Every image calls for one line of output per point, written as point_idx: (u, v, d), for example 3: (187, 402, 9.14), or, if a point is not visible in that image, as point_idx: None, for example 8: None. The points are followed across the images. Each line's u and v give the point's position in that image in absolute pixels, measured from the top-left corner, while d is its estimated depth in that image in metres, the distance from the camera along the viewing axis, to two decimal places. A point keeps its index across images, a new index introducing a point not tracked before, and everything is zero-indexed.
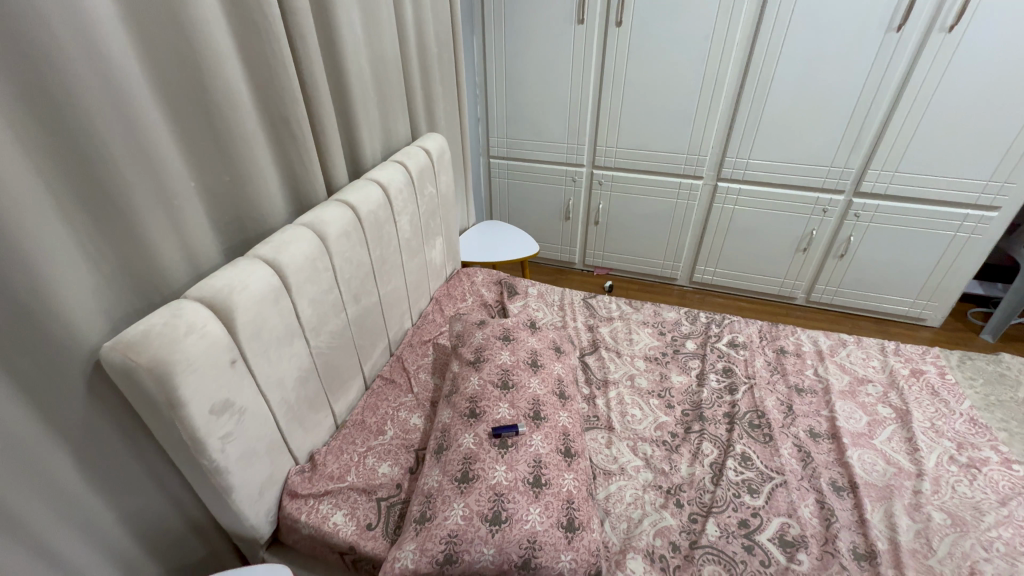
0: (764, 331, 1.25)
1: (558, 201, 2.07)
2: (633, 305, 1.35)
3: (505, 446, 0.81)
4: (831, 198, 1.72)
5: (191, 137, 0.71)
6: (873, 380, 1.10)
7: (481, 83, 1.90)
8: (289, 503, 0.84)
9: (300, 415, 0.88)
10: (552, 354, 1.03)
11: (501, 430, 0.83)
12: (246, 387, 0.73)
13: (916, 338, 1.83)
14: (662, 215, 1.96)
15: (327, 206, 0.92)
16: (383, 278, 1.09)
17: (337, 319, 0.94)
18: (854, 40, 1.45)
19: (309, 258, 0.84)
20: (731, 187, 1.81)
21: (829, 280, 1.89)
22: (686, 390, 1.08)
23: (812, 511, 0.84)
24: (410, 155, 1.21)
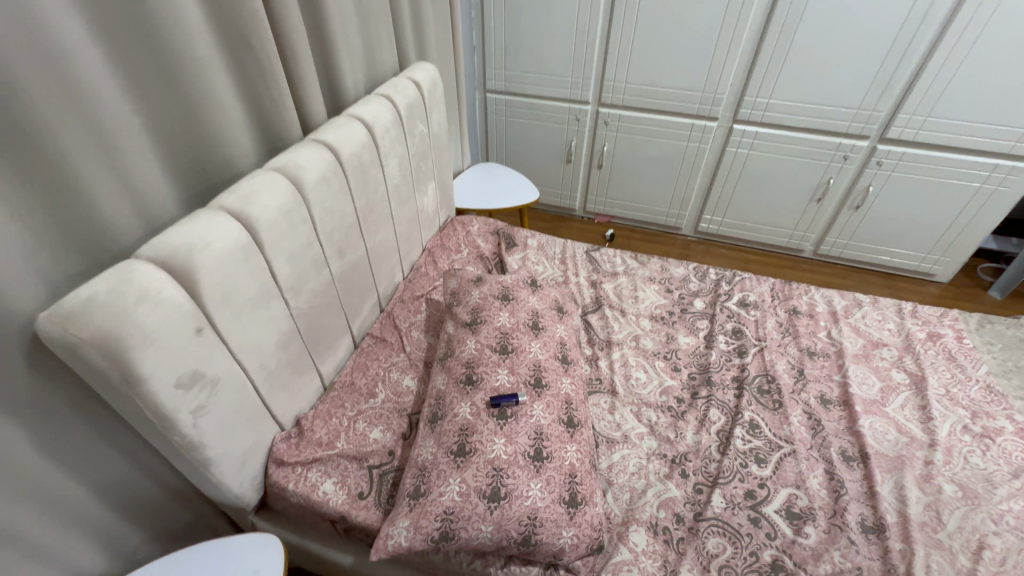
0: (777, 290, 1.18)
1: (559, 141, 1.92)
2: (639, 259, 1.26)
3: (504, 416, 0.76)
4: (854, 144, 1.59)
5: (129, 64, 0.58)
6: (888, 344, 1.05)
7: (477, 4, 1.69)
8: (275, 471, 0.80)
9: (283, 381, 0.81)
10: (554, 315, 0.95)
11: (500, 399, 0.77)
12: (217, 356, 0.66)
13: (922, 294, 1.79)
14: (671, 159, 1.83)
15: (302, 148, 0.80)
16: (370, 230, 0.99)
17: (319, 277, 0.85)
18: None
19: (283, 210, 0.73)
20: (747, 130, 1.67)
21: (840, 232, 1.81)
22: (694, 353, 1.03)
23: (821, 482, 0.81)
24: (397, 87, 1.06)
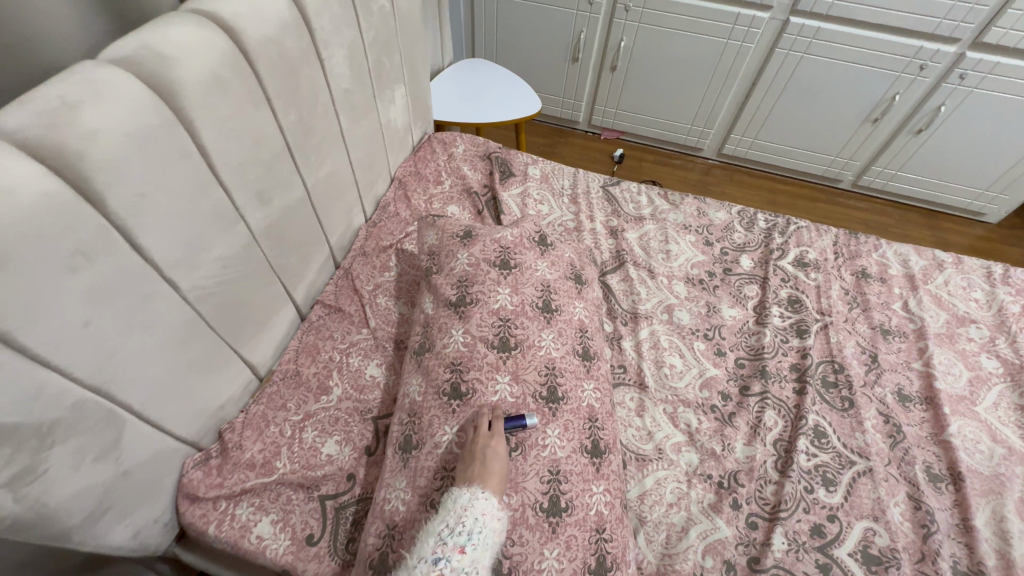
0: (841, 244, 0.94)
1: (565, 32, 1.52)
2: (670, 199, 0.99)
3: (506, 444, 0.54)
4: (937, 50, 1.27)
5: None
6: (977, 321, 0.84)
7: None
8: (188, 509, 0.58)
9: (186, 390, 0.56)
10: (570, 288, 0.70)
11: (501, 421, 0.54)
12: (37, 393, 0.40)
13: (966, 237, 1.58)
14: (703, 61, 1.47)
15: (173, 24, 0.47)
16: (309, 159, 0.68)
17: (227, 238, 0.56)
18: None
19: (135, 137, 0.43)
20: (806, 24, 1.32)
21: (890, 161, 1.54)
22: (741, 330, 0.81)
23: (903, 513, 0.64)
24: None
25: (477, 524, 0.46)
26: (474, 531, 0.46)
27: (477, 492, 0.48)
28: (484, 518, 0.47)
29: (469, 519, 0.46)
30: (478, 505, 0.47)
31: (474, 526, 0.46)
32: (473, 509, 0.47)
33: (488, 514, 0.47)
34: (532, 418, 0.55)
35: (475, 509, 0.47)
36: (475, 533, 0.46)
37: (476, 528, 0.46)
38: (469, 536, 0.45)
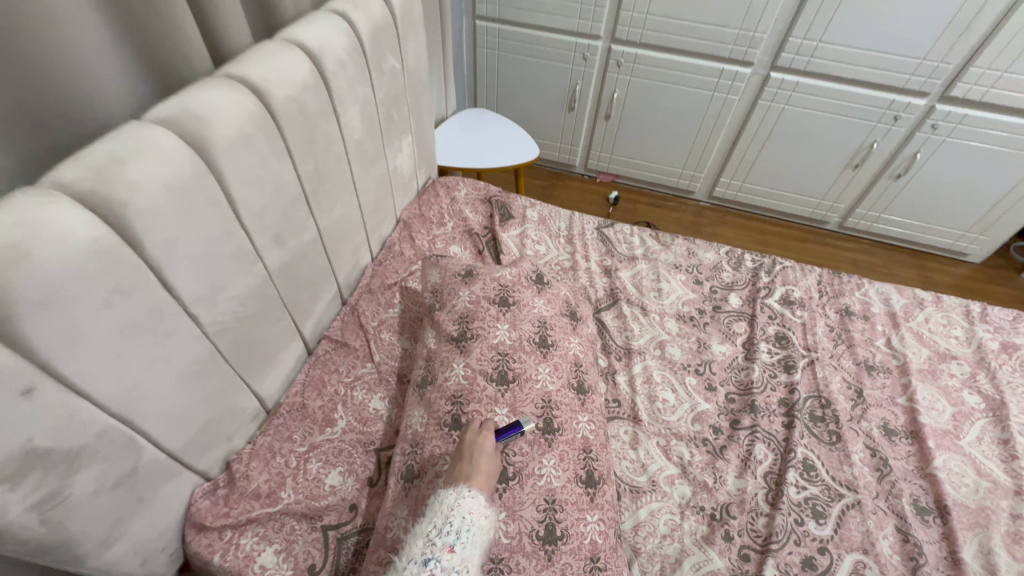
0: (825, 283, 0.98)
1: (561, 84, 1.63)
2: (661, 239, 1.04)
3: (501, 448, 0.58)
4: (909, 103, 1.36)
5: None
6: (958, 357, 0.88)
7: None
8: (195, 538, 0.60)
9: (199, 421, 0.59)
10: (565, 325, 0.74)
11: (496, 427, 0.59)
12: (69, 420, 0.43)
13: (952, 276, 1.63)
14: (692, 111, 1.56)
15: (208, 88, 0.53)
16: (321, 204, 0.74)
17: (245, 277, 0.61)
18: None
19: (171, 187, 0.48)
20: (785, 79, 1.41)
21: (873, 204, 1.61)
22: (731, 366, 0.84)
23: (892, 545, 0.65)
24: (358, 3, 0.77)
25: (468, 521, 0.48)
26: (464, 528, 0.48)
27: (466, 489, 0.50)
28: (473, 514, 0.49)
29: (457, 516, 0.49)
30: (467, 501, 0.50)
31: (463, 522, 0.48)
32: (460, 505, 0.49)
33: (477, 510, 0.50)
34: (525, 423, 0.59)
35: (462, 506, 0.49)
36: (465, 529, 0.48)
37: (465, 525, 0.48)
38: (459, 533, 0.47)
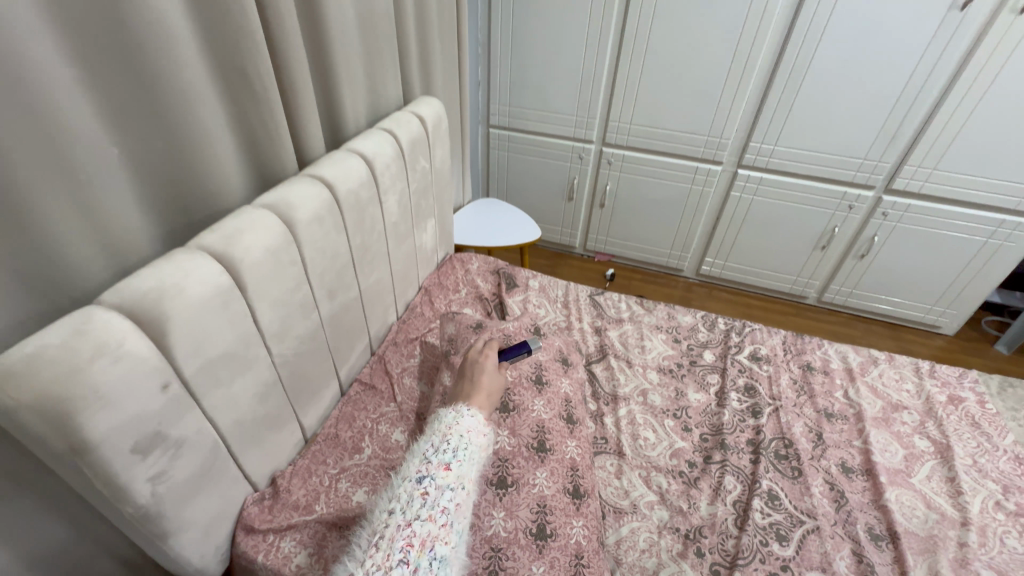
0: (789, 343, 1.13)
1: (562, 178, 1.90)
2: (645, 305, 1.21)
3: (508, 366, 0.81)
4: (859, 194, 1.59)
5: (109, 87, 0.52)
6: (909, 407, 1.00)
7: (484, 39, 1.70)
8: (244, 539, 0.71)
9: (260, 436, 0.73)
10: (558, 368, 0.89)
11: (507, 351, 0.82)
12: (184, 413, 0.58)
13: (930, 347, 1.75)
14: (676, 201, 1.81)
15: (298, 184, 0.75)
16: (364, 270, 0.93)
17: (306, 322, 0.78)
18: (917, 13, 1.27)
19: (270, 251, 0.67)
20: (751, 175, 1.66)
21: (845, 281, 1.78)
22: (705, 411, 0.96)
23: (848, 565, 0.74)
24: (400, 122, 1.03)
25: (462, 441, 0.62)
26: (458, 448, 0.61)
27: (464, 410, 0.66)
28: (467, 435, 0.63)
29: (453, 437, 0.62)
30: (462, 422, 0.64)
31: (458, 442, 0.62)
32: (456, 428, 0.64)
33: (469, 432, 0.64)
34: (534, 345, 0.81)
35: (457, 429, 0.64)
36: (459, 449, 0.61)
37: (460, 445, 0.62)
38: (454, 452, 0.61)
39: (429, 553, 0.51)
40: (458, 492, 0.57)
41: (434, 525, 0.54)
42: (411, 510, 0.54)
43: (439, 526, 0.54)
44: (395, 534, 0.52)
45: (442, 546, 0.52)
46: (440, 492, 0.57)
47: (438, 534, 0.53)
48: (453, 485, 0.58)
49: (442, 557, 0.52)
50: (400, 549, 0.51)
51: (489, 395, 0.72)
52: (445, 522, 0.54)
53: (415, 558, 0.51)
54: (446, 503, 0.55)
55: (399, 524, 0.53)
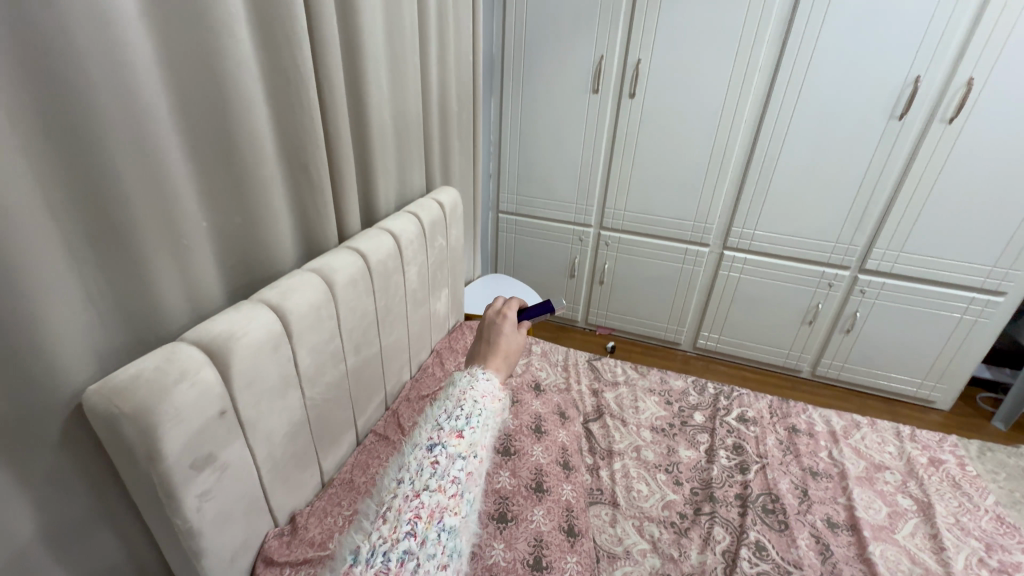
0: (775, 407, 1.20)
1: (565, 257, 2.16)
2: (639, 370, 1.31)
3: (529, 322, 0.83)
4: (836, 273, 1.79)
5: (212, 177, 0.68)
6: (891, 467, 1.05)
7: (496, 141, 2.07)
8: (262, 571, 0.76)
9: (285, 473, 0.81)
10: (556, 420, 1.00)
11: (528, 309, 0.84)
12: (230, 439, 0.68)
13: (927, 421, 1.82)
14: (668, 278, 2.03)
15: (338, 253, 0.90)
16: (386, 329, 1.06)
17: (335, 370, 0.89)
18: (860, 124, 1.58)
19: (314, 306, 0.81)
20: (736, 256, 1.90)
21: (835, 355, 1.93)
22: (695, 466, 1.03)
23: None
24: (423, 206, 1.21)
25: (475, 407, 0.63)
26: (471, 414, 0.62)
27: (480, 372, 0.69)
28: (481, 400, 0.65)
29: (467, 402, 0.64)
30: (478, 386, 0.67)
31: (472, 408, 0.63)
32: (471, 393, 0.65)
33: (484, 397, 0.66)
34: (556, 304, 0.82)
35: (473, 392, 0.66)
36: (472, 415, 0.62)
37: (473, 411, 0.63)
38: (467, 419, 0.62)
39: (438, 523, 0.52)
40: (469, 461, 0.58)
41: (444, 496, 0.54)
42: (421, 480, 0.55)
43: (449, 497, 0.54)
44: (403, 505, 0.53)
45: (451, 517, 0.53)
46: (452, 461, 0.57)
47: (449, 504, 0.54)
48: (464, 453, 0.58)
49: (452, 529, 0.53)
50: (408, 521, 0.51)
51: (506, 355, 0.76)
52: (455, 493, 0.55)
53: (424, 530, 0.51)
54: (457, 474, 0.56)
55: (408, 494, 0.54)
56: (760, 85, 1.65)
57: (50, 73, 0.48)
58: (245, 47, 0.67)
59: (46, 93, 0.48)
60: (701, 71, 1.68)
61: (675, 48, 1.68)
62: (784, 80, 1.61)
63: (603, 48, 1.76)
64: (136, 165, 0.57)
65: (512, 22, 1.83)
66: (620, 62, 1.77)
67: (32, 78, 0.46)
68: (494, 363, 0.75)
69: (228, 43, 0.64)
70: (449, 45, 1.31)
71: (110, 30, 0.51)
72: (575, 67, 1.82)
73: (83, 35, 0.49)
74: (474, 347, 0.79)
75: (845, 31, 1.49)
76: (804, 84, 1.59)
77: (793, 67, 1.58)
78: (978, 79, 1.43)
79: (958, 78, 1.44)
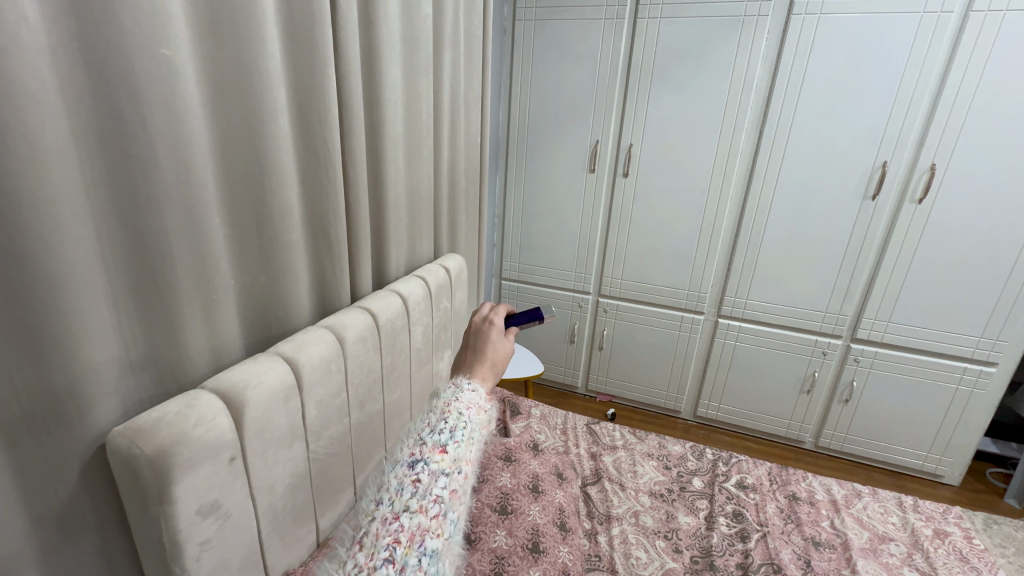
0: (775, 474, 1.20)
1: (564, 324, 2.23)
2: (637, 435, 1.33)
3: (515, 330, 0.86)
4: (829, 342, 1.85)
5: (241, 239, 0.76)
6: (895, 538, 1.02)
7: (499, 214, 2.21)
8: None
9: (283, 527, 0.81)
10: (553, 480, 1.01)
11: (516, 316, 0.87)
12: (235, 487, 0.69)
13: (937, 496, 1.79)
14: (665, 345, 2.08)
15: (350, 311, 0.97)
16: (389, 386, 1.09)
17: (338, 424, 0.92)
18: (835, 203, 1.70)
19: (325, 359, 0.85)
20: (731, 324, 1.96)
21: (836, 426, 1.93)
22: (695, 533, 1.01)
23: None
24: (431, 271, 1.29)
25: (459, 420, 0.65)
26: (454, 427, 0.63)
27: (464, 385, 0.71)
28: (465, 412, 0.66)
29: (451, 415, 0.65)
30: (463, 397, 0.69)
31: (456, 420, 0.65)
32: (456, 405, 0.67)
33: (468, 409, 0.67)
34: (544, 312, 0.87)
35: (457, 405, 0.67)
36: (455, 429, 0.63)
37: (457, 424, 0.64)
38: (450, 433, 0.63)
39: (418, 547, 0.52)
40: (451, 477, 0.59)
41: (425, 517, 0.54)
42: (401, 501, 0.55)
43: (430, 518, 0.54)
44: (382, 530, 0.53)
45: (432, 540, 0.53)
46: (434, 479, 0.57)
47: (429, 526, 0.54)
48: (447, 469, 0.59)
49: (433, 551, 0.52)
50: (387, 546, 0.51)
51: (493, 365, 0.78)
52: (436, 513, 0.55)
53: (402, 556, 0.51)
54: (438, 492, 0.56)
55: (387, 517, 0.54)
56: (742, 166, 1.80)
57: (124, 149, 0.55)
58: (285, 132, 0.77)
59: (118, 165, 0.55)
60: (687, 154, 1.84)
61: (664, 134, 1.85)
62: (765, 163, 1.76)
63: (598, 134, 1.94)
64: (187, 227, 0.63)
65: (516, 110, 2.03)
66: (613, 146, 1.94)
67: (108, 153, 0.54)
68: (481, 372, 0.77)
69: (271, 128, 0.74)
70: (460, 130, 1.46)
71: (179, 117, 0.60)
72: (574, 149, 1.99)
73: (157, 120, 0.58)
74: (462, 354, 0.81)
75: (814, 122, 1.66)
76: (783, 165, 1.73)
77: (772, 151, 1.74)
78: (940, 165, 1.57)
79: (921, 164, 1.59)
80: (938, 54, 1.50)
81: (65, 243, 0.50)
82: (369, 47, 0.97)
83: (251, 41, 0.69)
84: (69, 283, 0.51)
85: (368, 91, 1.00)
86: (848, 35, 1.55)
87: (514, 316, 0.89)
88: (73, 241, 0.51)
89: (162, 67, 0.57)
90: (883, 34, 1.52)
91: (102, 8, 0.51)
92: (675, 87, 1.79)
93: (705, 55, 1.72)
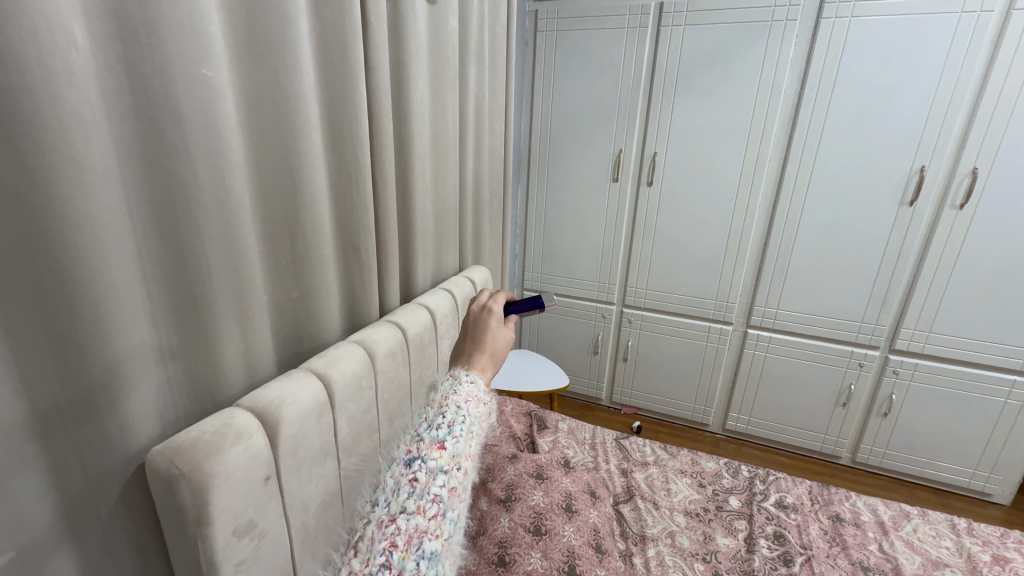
0: (815, 494, 1.16)
1: (588, 335, 2.21)
2: (669, 451, 1.30)
3: (515, 318, 0.82)
4: (866, 353, 1.79)
5: (275, 254, 0.76)
6: (950, 564, 0.96)
7: (522, 224, 2.21)
8: None
9: (316, 545, 0.80)
10: (587, 499, 0.98)
11: (516, 303, 0.82)
12: (269, 505, 0.68)
13: (987, 515, 1.70)
14: (692, 356, 2.05)
15: (379, 327, 0.96)
16: (418, 401, 1.08)
17: (369, 441, 0.91)
18: (869, 210, 1.66)
19: (356, 376, 0.85)
20: (761, 334, 1.92)
21: (874, 441, 1.87)
22: (734, 557, 0.97)
23: None
24: (457, 283, 1.29)
25: (457, 413, 0.62)
26: (453, 422, 0.61)
27: (463, 377, 0.68)
28: (463, 405, 0.63)
29: (449, 409, 0.62)
30: (461, 390, 0.66)
31: (454, 415, 0.62)
32: (453, 398, 0.64)
33: (467, 402, 0.64)
34: (545, 300, 0.81)
35: (455, 398, 0.64)
36: (453, 424, 0.61)
37: (455, 418, 0.61)
38: (448, 428, 0.60)
39: (416, 550, 0.49)
40: (450, 475, 0.56)
41: (423, 518, 0.52)
42: (396, 503, 0.53)
43: (428, 519, 0.52)
44: (378, 533, 0.50)
45: (431, 541, 0.50)
46: (431, 477, 0.55)
47: (427, 527, 0.51)
48: (445, 467, 0.56)
49: (432, 554, 0.50)
50: (383, 552, 0.49)
51: (493, 354, 0.75)
52: (435, 513, 0.52)
53: (399, 560, 0.48)
54: (437, 491, 0.54)
55: (384, 519, 0.52)
56: (772, 170, 1.76)
57: (165, 169, 0.56)
58: (316, 148, 0.77)
59: (159, 184, 0.56)
60: (713, 161, 1.81)
61: (689, 141, 1.83)
62: (794, 169, 1.72)
63: (622, 142, 1.92)
64: (223, 245, 0.64)
65: (538, 120, 2.04)
66: (637, 155, 1.93)
67: (149, 172, 0.55)
68: (481, 363, 0.73)
69: (303, 144, 0.74)
70: (484, 141, 1.46)
71: (216, 137, 0.60)
72: (597, 159, 1.97)
73: (195, 140, 0.58)
74: (461, 345, 0.78)
75: (847, 127, 1.62)
76: (814, 171, 1.69)
77: (801, 158, 1.70)
78: (982, 169, 1.51)
79: (962, 169, 1.54)
80: (978, 54, 1.45)
81: (110, 265, 0.50)
82: (398, 61, 0.98)
83: (285, 60, 0.69)
84: (112, 301, 0.51)
85: (397, 105, 1.00)
86: (881, 36, 1.51)
87: (514, 304, 0.85)
88: (116, 260, 0.51)
89: (200, 88, 0.57)
90: (922, 34, 1.47)
91: (147, 34, 0.51)
92: (700, 94, 1.77)
93: (731, 61, 1.69)
